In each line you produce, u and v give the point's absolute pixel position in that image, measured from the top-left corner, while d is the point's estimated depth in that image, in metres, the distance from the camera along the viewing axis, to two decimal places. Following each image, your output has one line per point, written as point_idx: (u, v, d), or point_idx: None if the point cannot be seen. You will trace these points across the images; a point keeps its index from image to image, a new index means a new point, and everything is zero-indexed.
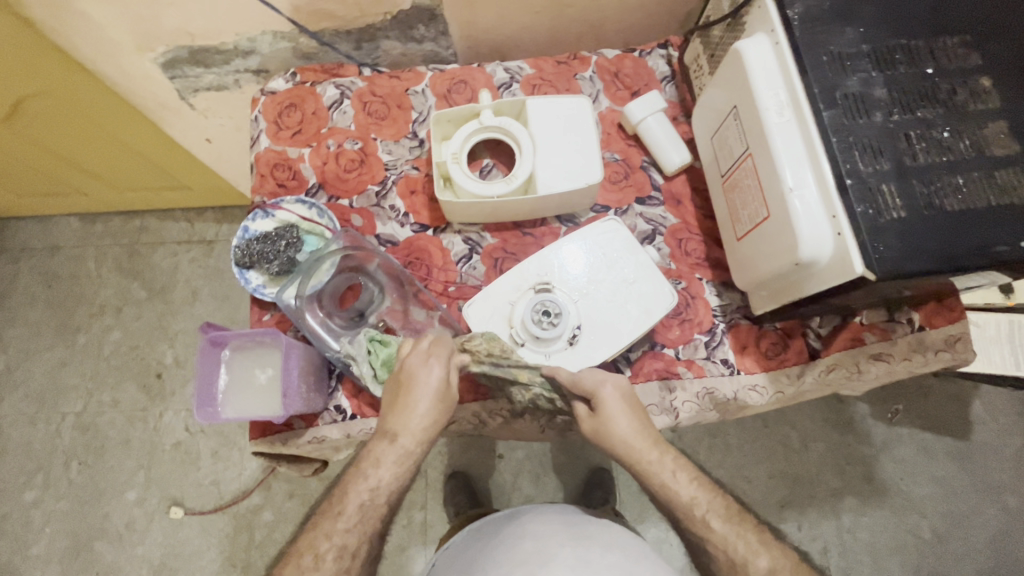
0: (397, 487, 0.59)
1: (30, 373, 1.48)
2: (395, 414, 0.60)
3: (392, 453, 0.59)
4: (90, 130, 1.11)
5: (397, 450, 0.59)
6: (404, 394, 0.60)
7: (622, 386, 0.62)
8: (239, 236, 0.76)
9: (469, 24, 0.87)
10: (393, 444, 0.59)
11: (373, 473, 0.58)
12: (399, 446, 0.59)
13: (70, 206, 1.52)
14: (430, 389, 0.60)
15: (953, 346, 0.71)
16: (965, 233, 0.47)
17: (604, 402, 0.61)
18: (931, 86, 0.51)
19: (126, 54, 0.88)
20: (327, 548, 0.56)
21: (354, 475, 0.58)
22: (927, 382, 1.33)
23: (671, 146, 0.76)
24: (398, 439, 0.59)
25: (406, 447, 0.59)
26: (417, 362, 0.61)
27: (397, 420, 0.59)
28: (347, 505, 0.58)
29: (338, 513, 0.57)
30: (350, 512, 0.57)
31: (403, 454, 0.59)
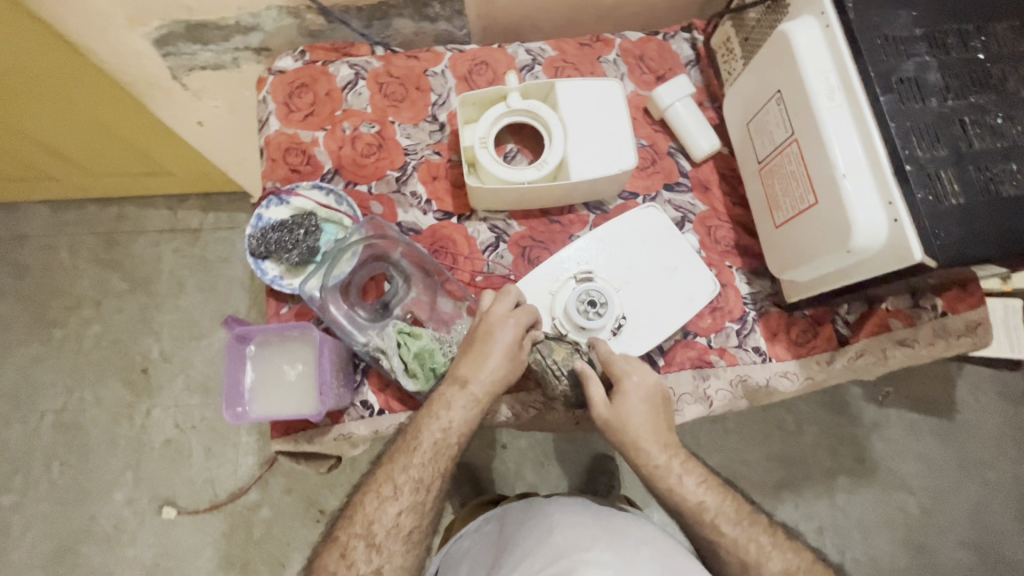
0: (467, 432, 0.61)
1: (2, 370, 1.39)
2: (467, 364, 0.61)
3: (462, 399, 0.60)
4: (68, 110, 1.03)
5: (465, 398, 0.60)
6: (480, 344, 0.61)
7: (648, 386, 0.62)
8: (252, 224, 0.72)
9: (486, 2, 0.84)
10: (463, 390, 0.60)
11: (445, 415, 0.60)
12: (469, 393, 0.60)
13: (40, 192, 1.42)
14: (503, 344, 0.61)
15: (974, 330, 0.73)
16: (1019, 220, 0.47)
17: (628, 397, 0.61)
18: (983, 71, 0.51)
19: (116, 29, 0.81)
20: (404, 481, 0.60)
21: (429, 414, 0.60)
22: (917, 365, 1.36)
23: (699, 133, 0.75)
24: (468, 385, 0.60)
25: (474, 402, 0.60)
26: (496, 318, 0.62)
27: (471, 368, 0.61)
28: (421, 442, 0.60)
29: (413, 449, 0.60)
30: (424, 449, 0.60)
31: (471, 400, 0.60)
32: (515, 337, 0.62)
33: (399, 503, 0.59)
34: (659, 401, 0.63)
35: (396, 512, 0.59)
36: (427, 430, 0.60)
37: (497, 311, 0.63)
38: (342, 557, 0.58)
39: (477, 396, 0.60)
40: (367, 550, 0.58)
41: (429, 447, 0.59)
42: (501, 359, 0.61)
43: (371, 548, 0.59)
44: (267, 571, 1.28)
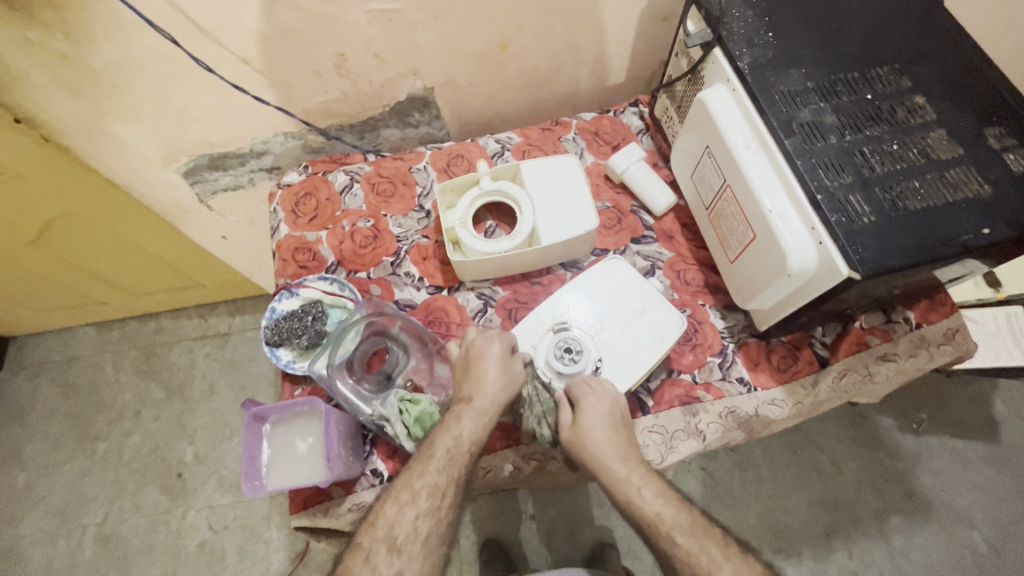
0: (478, 441, 0.64)
1: (51, 487, 1.47)
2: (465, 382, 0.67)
3: (467, 411, 0.65)
4: (113, 239, 1.19)
5: (473, 412, 0.65)
6: (474, 366, 0.67)
7: (608, 402, 0.66)
8: (268, 316, 0.81)
9: (458, 106, 0.98)
10: (471, 405, 0.65)
11: (456, 426, 0.65)
12: (476, 406, 0.65)
13: (87, 316, 1.57)
14: (494, 361, 0.67)
15: (953, 338, 0.74)
16: (931, 229, 0.53)
17: (586, 415, 0.65)
18: (874, 108, 0.59)
19: (152, 169, 0.96)
20: (421, 485, 0.62)
21: (442, 425, 0.65)
22: (944, 386, 1.30)
23: (656, 189, 0.84)
24: (474, 400, 0.65)
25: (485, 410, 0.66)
26: (481, 341, 0.69)
27: (471, 384, 0.66)
28: (435, 450, 0.63)
29: (427, 459, 0.63)
30: (438, 458, 0.63)
31: (481, 409, 0.65)
32: (504, 354, 0.68)
33: (416, 509, 0.61)
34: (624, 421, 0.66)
35: (414, 518, 0.61)
36: (441, 438, 0.64)
37: (481, 338, 0.70)
38: (367, 560, 0.59)
39: (483, 409, 0.65)
40: (389, 554, 0.59)
41: (444, 452, 0.63)
42: (495, 382, 0.66)
43: (392, 551, 0.60)
44: None
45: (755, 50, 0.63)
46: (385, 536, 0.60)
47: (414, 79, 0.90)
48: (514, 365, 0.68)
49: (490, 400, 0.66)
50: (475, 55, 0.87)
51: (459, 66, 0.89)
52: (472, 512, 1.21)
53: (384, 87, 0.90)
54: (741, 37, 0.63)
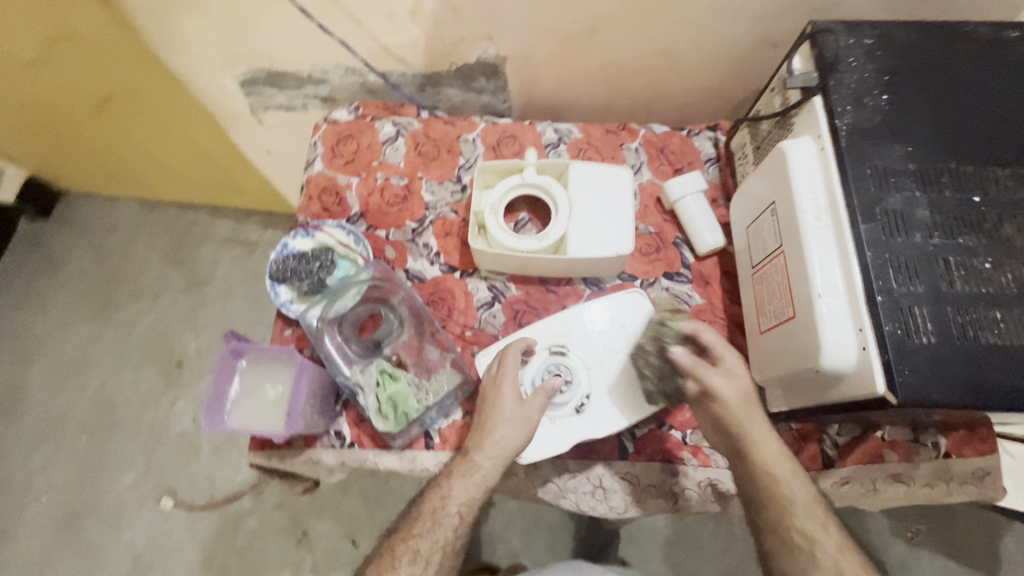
0: (471, 502, 0.61)
1: (63, 341, 1.51)
2: (473, 435, 0.63)
3: (464, 469, 0.62)
4: (166, 125, 1.19)
5: (467, 466, 0.62)
6: (482, 412, 0.63)
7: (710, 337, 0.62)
8: (278, 250, 0.79)
9: (528, 82, 0.91)
10: (470, 460, 0.62)
11: (446, 484, 0.62)
12: (471, 463, 0.62)
13: (133, 190, 1.59)
14: (505, 413, 0.62)
15: (981, 479, 0.67)
16: (996, 372, 0.45)
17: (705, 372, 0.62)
18: (976, 214, 0.51)
19: (211, 69, 0.95)
20: (404, 552, 0.61)
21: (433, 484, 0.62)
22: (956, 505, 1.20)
23: (705, 228, 0.77)
24: (475, 456, 0.61)
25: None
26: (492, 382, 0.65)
27: (473, 436, 0.62)
28: (421, 514, 0.62)
29: (416, 526, 0.61)
30: (424, 524, 0.61)
31: (499, 455, 0.61)
32: (517, 394, 0.63)
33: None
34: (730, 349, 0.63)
35: None
36: (429, 500, 0.62)
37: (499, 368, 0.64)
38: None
39: (480, 465, 0.61)
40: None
41: (428, 516, 0.61)
42: (500, 434, 0.61)
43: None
44: None
45: (860, 111, 0.55)
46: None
47: (488, 44, 0.84)
48: (531, 399, 0.63)
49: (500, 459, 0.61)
50: (559, 34, 0.81)
51: (538, 42, 0.83)
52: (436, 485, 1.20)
53: (455, 45, 0.84)
54: (850, 93, 0.55)
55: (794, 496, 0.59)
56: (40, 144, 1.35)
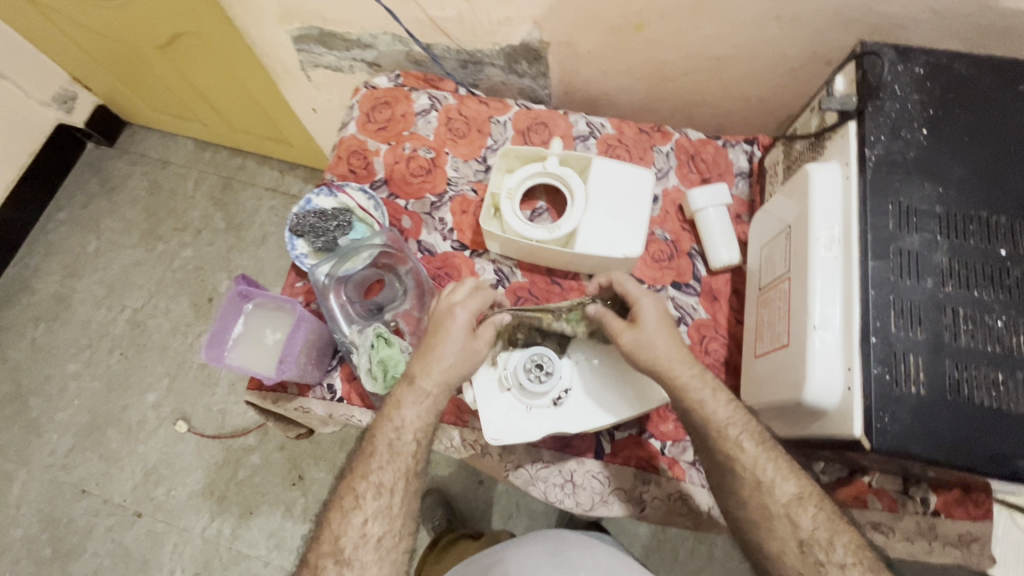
0: (423, 427, 0.61)
1: (110, 261, 1.61)
2: (419, 361, 0.62)
3: (411, 395, 0.61)
4: (223, 72, 1.24)
5: (416, 395, 0.61)
6: (429, 342, 0.62)
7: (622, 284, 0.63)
8: (301, 205, 0.82)
9: (569, 72, 0.91)
10: (413, 386, 0.61)
11: (398, 413, 0.61)
12: (419, 390, 0.61)
13: (189, 130, 1.67)
14: (454, 334, 0.62)
15: (966, 544, 0.64)
16: (984, 436, 0.43)
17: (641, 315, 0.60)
18: (1000, 268, 0.48)
19: (267, 22, 0.98)
20: (365, 487, 0.59)
21: (383, 415, 0.62)
22: None
23: (722, 243, 0.75)
24: (417, 382, 0.61)
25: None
26: (444, 309, 0.63)
27: (420, 365, 0.61)
28: (376, 447, 0.61)
29: (369, 455, 0.60)
30: (381, 453, 0.60)
31: (446, 377, 0.61)
32: (468, 324, 0.62)
33: (364, 512, 0.59)
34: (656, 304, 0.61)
35: (363, 521, 0.58)
36: (381, 429, 0.61)
37: (449, 301, 0.64)
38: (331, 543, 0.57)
39: (428, 392, 0.61)
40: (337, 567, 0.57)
41: (384, 449, 0.60)
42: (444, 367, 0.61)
43: (341, 564, 0.57)
44: (237, 513, 1.34)
45: (894, 143, 0.52)
46: (332, 549, 0.58)
47: (532, 28, 0.83)
48: (480, 334, 0.63)
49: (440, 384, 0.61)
50: (604, 26, 0.79)
51: (582, 31, 0.81)
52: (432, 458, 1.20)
53: (500, 25, 0.84)
54: (887, 123, 0.53)
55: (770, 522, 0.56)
56: (110, 75, 1.43)
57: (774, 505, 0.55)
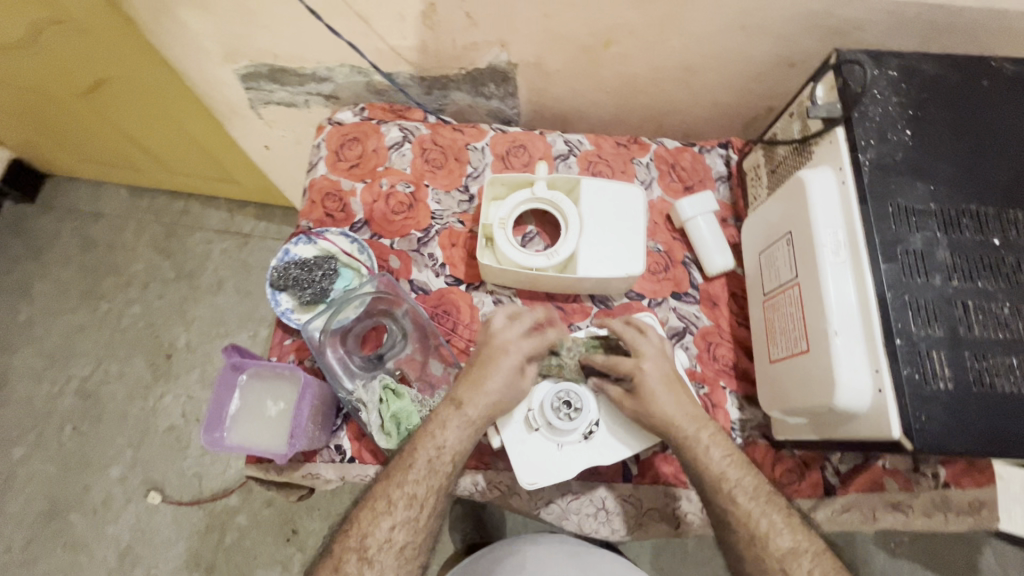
0: (461, 452, 0.62)
1: (48, 329, 1.45)
2: (466, 386, 0.63)
3: (458, 423, 0.62)
4: (159, 114, 1.14)
5: (460, 418, 0.62)
6: (480, 368, 0.64)
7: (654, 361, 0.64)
8: (279, 257, 0.77)
9: (538, 90, 0.89)
10: (458, 411, 0.62)
11: (440, 435, 0.62)
12: (465, 415, 0.62)
13: (122, 177, 1.53)
14: (503, 369, 0.63)
15: (977, 510, 0.67)
16: (1011, 420, 0.46)
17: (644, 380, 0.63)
18: (996, 257, 0.51)
19: (211, 61, 0.91)
20: (398, 496, 0.59)
21: (424, 432, 0.62)
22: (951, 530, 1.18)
23: (715, 249, 0.76)
24: (464, 408, 0.62)
25: (469, 426, 0.62)
26: (499, 344, 0.64)
27: (469, 390, 0.63)
28: (414, 460, 0.61)
29: (406, 467, 0.60)
30: (418, 467, 0.60)
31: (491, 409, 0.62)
32: (518, 365, 0.64)
33: (392, 518, 0.59)
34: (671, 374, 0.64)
35: (388, 527, 0.58)
36: (420, 446, 0.61)
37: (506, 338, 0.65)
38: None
39: (468, 424, 0.62)
40: (359, 564, 0.57)
41: (423, 462, 0.60)
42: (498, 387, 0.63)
43: (363, 562, 0.57)
44: None
45: (883, 145, 0.54)
46: (356, 546, 0.58)
47: (500, 51, 0.82)
48: (526, 373, 0.65)
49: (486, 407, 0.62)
50: (573, 46, 0.79)
51: (551, 50, 0.80)
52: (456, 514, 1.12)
53: (466, 50, 0.82)
54: (874, 127, 0.54)
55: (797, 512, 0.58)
56: (26, 126, 1.29)
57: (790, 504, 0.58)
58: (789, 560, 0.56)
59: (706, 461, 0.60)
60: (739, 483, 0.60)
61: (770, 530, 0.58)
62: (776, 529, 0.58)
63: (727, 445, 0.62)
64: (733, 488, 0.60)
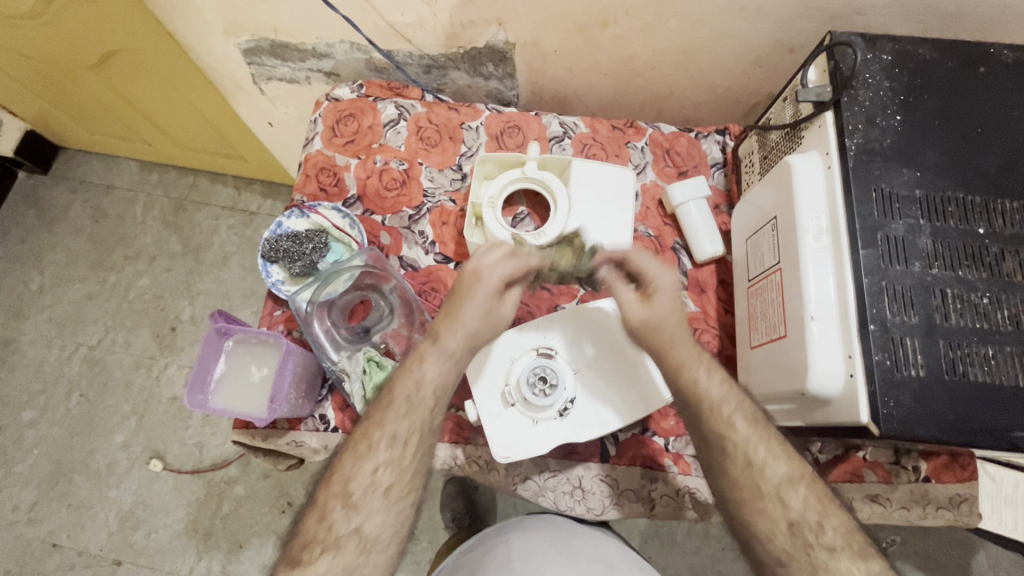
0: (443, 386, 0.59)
1: (59, 298, 1.49)
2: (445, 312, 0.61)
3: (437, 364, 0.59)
4: (165, 91, 1.14)
5: (440, 355, 0.59)
6: (454, 298, 0.60)
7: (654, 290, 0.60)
8: (272, 230, 0.79)
9: (537, 71, 0.89)
10: (436, 345, 0.59)
11: (418, 369, 0.59)
12: (443, 348, 0.60)
13: (132, 151, 1.55)
14: (481, 300, 0.60)
15: (956, 506, 0.66)
16: (982, 409, 0.46)
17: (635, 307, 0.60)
18: (980, 247, 0.50)
19: (213, 35, 0.92)
20: (379, 437, 0.57)
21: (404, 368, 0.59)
22: (949, 534, 1.16)
23: (705, 235, 0.76)
24: (440, 341, 0.59)
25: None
26: (476, 271, 0.61)
27: (445, 325, 0.60)
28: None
29: (388, 408, 0.57)
30: (398, 404, 0.57)
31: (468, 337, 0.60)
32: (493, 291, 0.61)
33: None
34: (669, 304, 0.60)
35: (372, 470, 0.55)
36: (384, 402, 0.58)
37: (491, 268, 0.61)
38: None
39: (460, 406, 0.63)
40: (344, 512, 0.55)
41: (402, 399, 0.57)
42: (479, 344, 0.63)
43: (366, 533, 0.58)
44: (225, 549, 1.27)
45: (872, 130, 0.53)
46: (340, 493, 0.55)
47: (497, 29, 0.81)
48: (505, 298, 0.63)
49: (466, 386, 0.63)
50: (570, 25, 0.78)
51: (548, 30, 0.79)
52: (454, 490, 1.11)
53: (463, 28, 0.81)
54: (862, 112, 0.54)
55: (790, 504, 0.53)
56: (38, 98, 1.31)
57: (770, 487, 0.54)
58: None
59: None
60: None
61: None
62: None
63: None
64: None
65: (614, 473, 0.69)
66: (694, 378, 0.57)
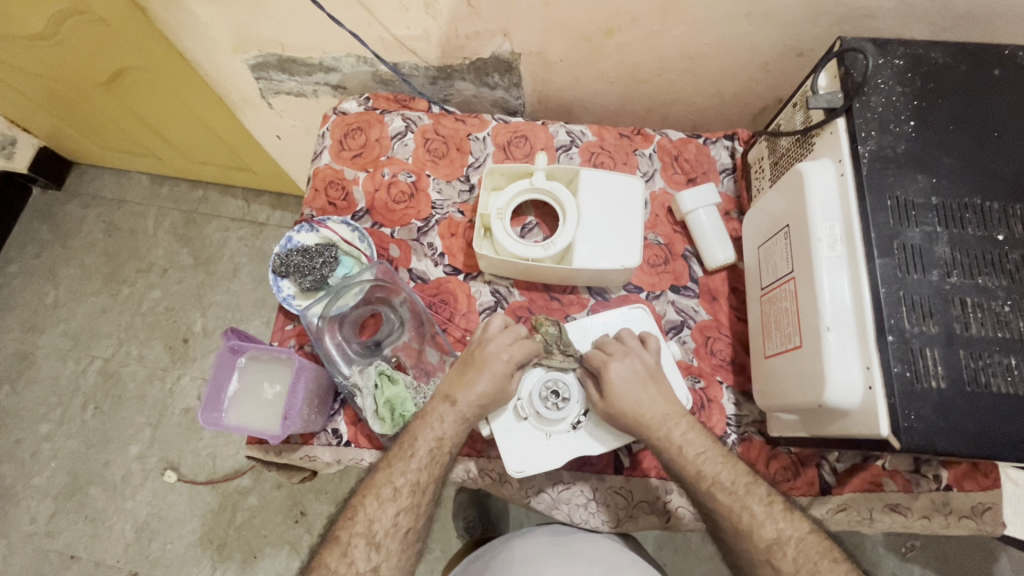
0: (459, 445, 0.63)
1: (73, 311, 1.51)
2: (460, 378, 0.65)
3: (450, 415, 0.64)
4: (175, 106, 1.15)
5: (455, 414, 0.64)
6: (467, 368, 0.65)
7: (630, 367, 0.65)
8: (282, 245, 0.79)
9: (543, 80, 0.89)
10: (452, 407, 0.64)
11: (438, 427, 0.64)
12: (458, 411, 0.64)
13: (143, 166, 1.56)
14: (494, 371, 0.64)
15: (979, 515, 0.65)
16: (1005, 420, 0.46)
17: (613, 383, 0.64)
18: (999, 254, 0.50)
19: (222, 51, 0.93)
20: (401, 485, 0.61)
21: (425, 425, 0.64)
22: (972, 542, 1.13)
23: (716, 243, 0.75)
24: (456, 405, 0.64)
25: (455, 419, 0.64)
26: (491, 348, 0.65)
27: (461, 392, 0.64)
28: (416, 450, 0.63)
29: (409, 456, 0.62)
30: (420, 456, 0.62)
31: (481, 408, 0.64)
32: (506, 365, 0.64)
33: (401, 502, 0.61)
34: (650, 379, 0.65)
35: (399, 514, 0.61)
36: (419, 438, 0.63)
37: (497, 343, 0.65)
38: (342, 554, 0.59)
39: (472, 425, 0.64)
40: (371, 556, 0.60)
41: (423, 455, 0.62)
42: (480, 383, 0.64)
43: (378, 551, 0.60)
44: (239, 560, 1.27)
45: (885, 137, 0.53)
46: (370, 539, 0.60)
47: (503, 40, 0.81)
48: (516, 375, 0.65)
49: (478, 404, 0.64)
50: (575, 34, 0.77)
51: (554, 40, 0.79)
52: (466, 500, 1.10)
53: (469, 39, 0.81)
54: (874, 118, 0.53)
55: (776, 530, 0.58)
56: (50, 115, 1.33)
57: (770, 523, 0.58)
58: (778, 563, 0.56)
59: (685, 457, 0.61)
60: (722, 483, 0.60)
61: (756, 522, 0.58)
62: (752, 525, 0.58)
63: (702, 447, 0.63)
64: (714, 479, 0.61)
65: (627, 480, 0.68)
66: (688, 433, 0.63)
